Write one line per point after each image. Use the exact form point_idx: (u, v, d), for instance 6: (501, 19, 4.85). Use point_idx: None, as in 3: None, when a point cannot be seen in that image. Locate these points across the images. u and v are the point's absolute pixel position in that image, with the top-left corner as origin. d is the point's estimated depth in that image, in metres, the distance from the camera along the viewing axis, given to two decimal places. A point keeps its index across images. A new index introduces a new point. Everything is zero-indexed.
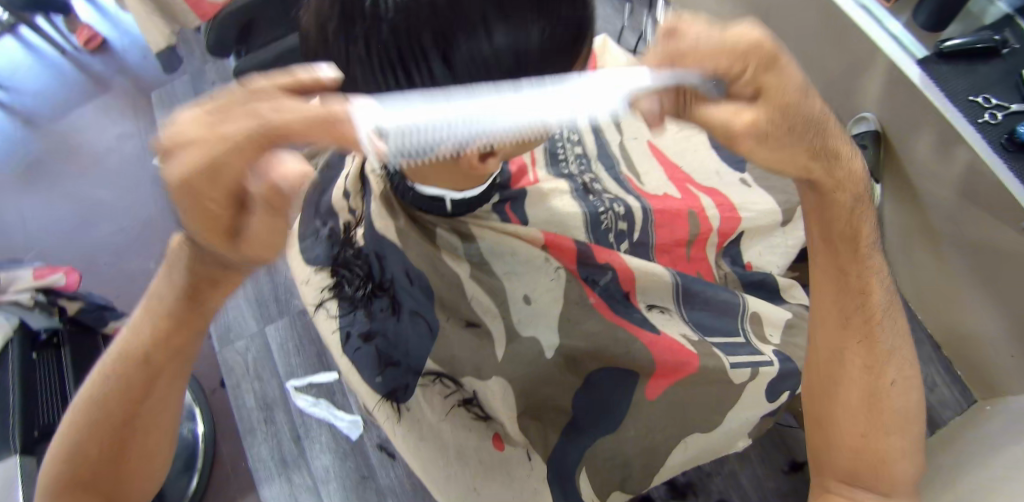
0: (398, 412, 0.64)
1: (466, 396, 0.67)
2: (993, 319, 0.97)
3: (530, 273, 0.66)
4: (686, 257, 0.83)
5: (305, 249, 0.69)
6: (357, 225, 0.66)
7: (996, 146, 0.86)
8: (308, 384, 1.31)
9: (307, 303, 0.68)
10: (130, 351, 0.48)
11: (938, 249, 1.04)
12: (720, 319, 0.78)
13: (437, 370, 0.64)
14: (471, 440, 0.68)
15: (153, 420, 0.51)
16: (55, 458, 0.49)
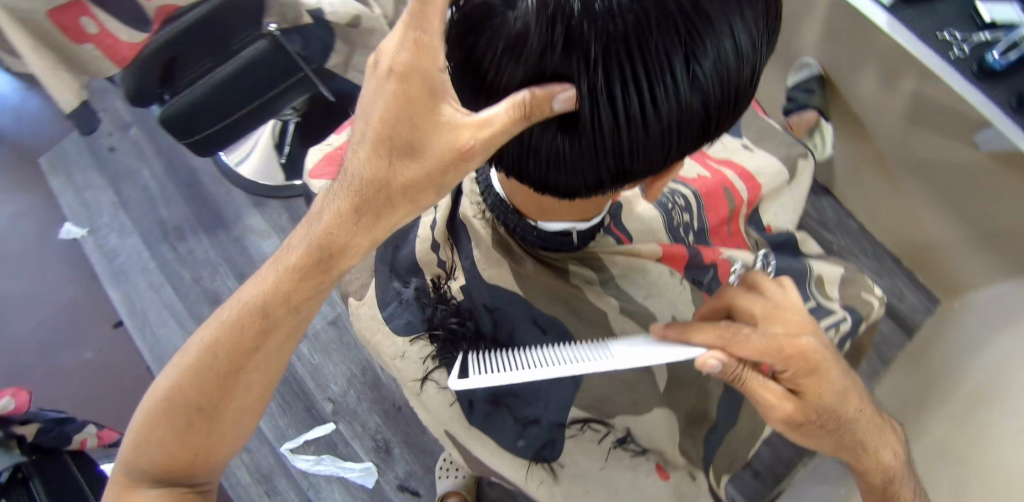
0: (553, 473, 0.58)
1: (619, 436, 0.59)
2: (947, 227, 1.06)
3: (664, 293, 0.66)
4: (728, 233, 0.80)
5: (385, 314, 0.59)
6: (451, 278, 0.58)
7: (970, 78, 0.74)
8: (304, 443, 1.14)
9: (407, 380, 0.58)
10: (253, 302, 0.46)
11: (887, 173, 1.12)
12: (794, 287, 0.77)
13: (585, 416, 0.57)
14: (634, 481, 0.60)
15: (247, 384, 0.48)
16: (156, 401, 0.48)
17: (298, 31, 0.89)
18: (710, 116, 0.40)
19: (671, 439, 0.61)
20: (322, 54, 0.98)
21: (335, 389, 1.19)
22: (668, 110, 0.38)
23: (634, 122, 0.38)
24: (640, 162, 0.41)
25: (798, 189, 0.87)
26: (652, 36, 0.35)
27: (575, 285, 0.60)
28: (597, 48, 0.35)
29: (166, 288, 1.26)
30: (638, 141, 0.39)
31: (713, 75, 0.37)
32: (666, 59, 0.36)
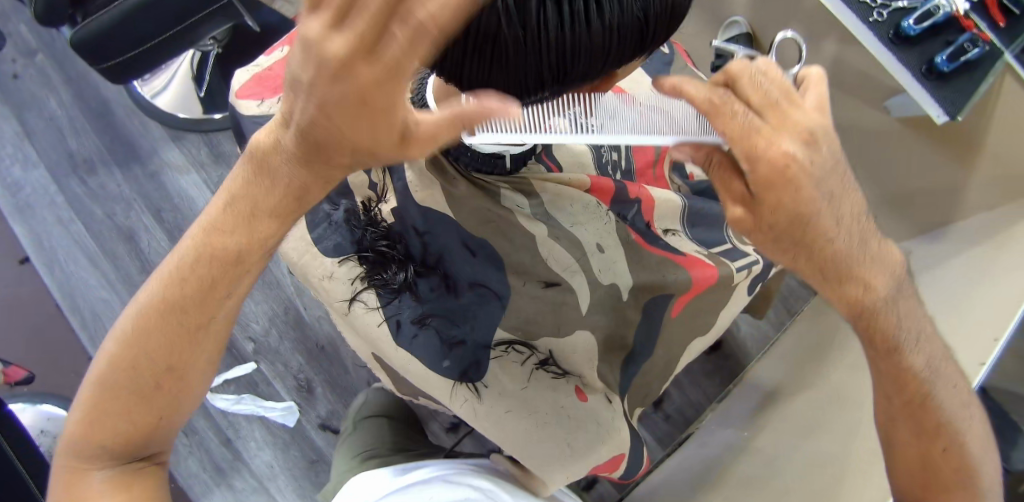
0: (478, 392, 0.60)
1: (541, 358, 0.63)
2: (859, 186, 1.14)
3: (590, 221, 0.66)
4: (653, 178, 0.78)
5: (313, 237, 0.59)
6: (382, 201, 0.60)
7: (884, 41, 0.79)
8: (224, 383, 1.11)
9: (336, 301, 0.58)
10: (202, 247, 0.48)
11: None
12: (713, 229, 0.78)
13: (510, 337, 0.61)
14: (557, 400, 0.63)
15: (209, 336, 0.51)
16: (105, 375, 0.49)
17: None
18: (649, 22, 0.42)
19: (591, 361, 0.64)
20: None
21: (256, 328, 1.15)
22: (611, 8, 0.39)
23: (578, 18, 0.39)
24: (582, 65, 0.42)
25: None
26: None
27: (506, 209, 0.61)
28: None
29: (76, 224, 1.17)
30: (582, 40, 0.40)
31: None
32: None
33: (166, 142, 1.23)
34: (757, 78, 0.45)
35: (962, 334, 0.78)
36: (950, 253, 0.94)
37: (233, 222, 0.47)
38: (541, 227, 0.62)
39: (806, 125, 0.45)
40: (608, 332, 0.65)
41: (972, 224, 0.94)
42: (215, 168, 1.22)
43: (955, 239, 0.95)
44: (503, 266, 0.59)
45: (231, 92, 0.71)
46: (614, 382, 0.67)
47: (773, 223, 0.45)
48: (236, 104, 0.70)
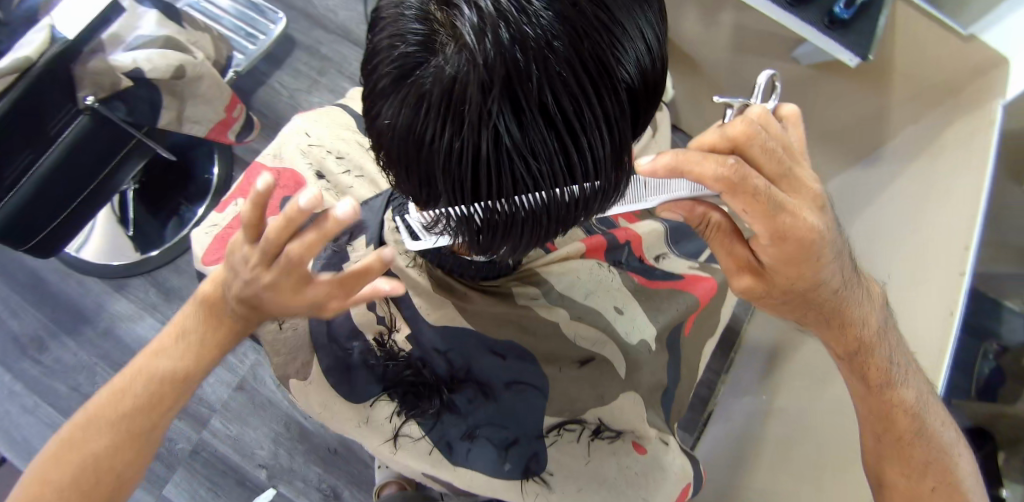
0: (546, 482, 0.66)
1: (594, 428, 0.68)
2: None
3: (598, 285, 0.73)
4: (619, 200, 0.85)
5: (335, 384, 0.65)
6: (394, 331, 0.67)
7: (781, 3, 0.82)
8: None
9: (381, 444, 0.67)
10: (165, 362, 0.55)
11: None
12: (690, 238, 0.89)
13: (558, 421, 0.67)
14: (619, 462, 0.67)
15: (144, 445, 0.55)
16: (46, 465, 0.53)
17: (120, 98, 0.80)
18: (641, 108, 0.45)
19: (641, 415, 0.69)
20: (155, 113, 0.88)
21: (263, 454, 1.10)
22: (612, 109, 0.42)
23: (587, 129, 0.42)
24: (595, 167, 0.45)
25: (660, 140, 0.96)
26: (583, 47, 0.40)
27: (523, 306, 0.67)
28: (538, 71, 0.39)
29: (43, 407, 1.10)
30: (592, 146, 0.43)
31: (640, 70, 0.43)
32: (602, 62, 0.41)
33: (110, 294, 1.17)
34: (769, 143, 0.44)
35: (925, 289, 0.80)
36: (889, 175, 1.04)
37: (185, 347, 0.56)
38: (561, 311, 0.69)
39: (817, 188, 0.47)
40: (647, 379, 0.71)
41: (901, 142, 1.02)
42: (170, 305, 1.17)
43: (890, 159, 1.05)
44: (538, 362, 0.67)
45: (195, 259, 0.76)
46: (663, 424, 0.72)
47: (792, 288, 0.52)
48: (204, 269, 0.76)
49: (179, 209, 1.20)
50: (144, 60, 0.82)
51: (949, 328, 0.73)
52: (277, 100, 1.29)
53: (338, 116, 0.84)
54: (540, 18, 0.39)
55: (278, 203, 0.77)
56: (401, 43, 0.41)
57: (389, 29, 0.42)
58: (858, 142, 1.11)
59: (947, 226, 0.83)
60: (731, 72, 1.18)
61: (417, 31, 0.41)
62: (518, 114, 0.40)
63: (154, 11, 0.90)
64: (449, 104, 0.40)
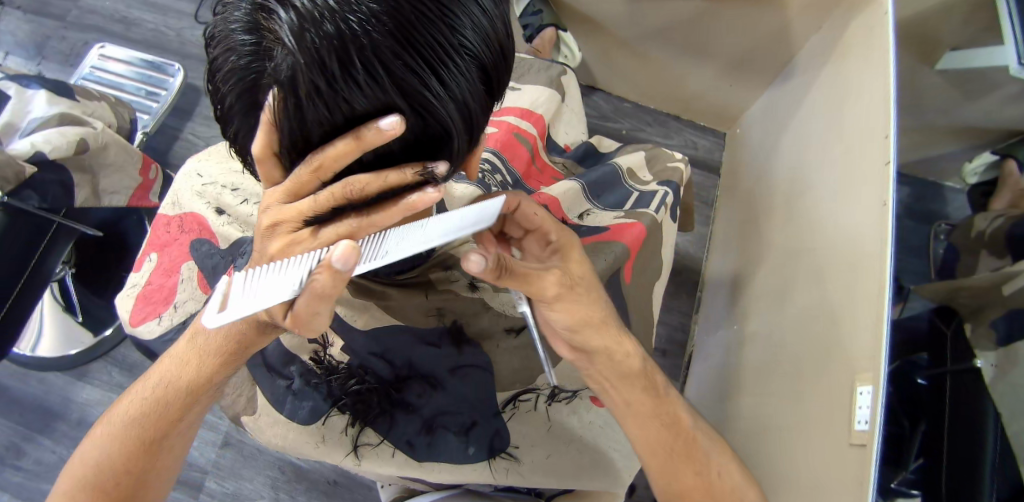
0: (512, 456, 0.67)
1: (548, 393, 0.70)
2: (703, 68, 1.28)
3: None
4: (538, 171, 0.88)
5: (285, 413, 0.66)
6: (328, 347, 0.67)
7: None
8: None
9: (339, 460, 0.66)
10: (167, 376, 0.60)
11: (635, 52, 1.32)
12: (614, 189, 0.85)
13: (512, 394, 0.69)
14: (583, 416, 0.70)
15: (157, 453, 0.61)
16: (74, 464, 0.60)
17: (28, 186, 0.78)
18: (491, 69, 0.44)
19: None
20: (68, 193, 0.85)
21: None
22: (456, 79, 0.41)
23: (433, 105, 0.41)
24: (455, 136, 0.45)
25: (573, 103, 0.97)
26: (408, 25, 0.38)
27: (444, 291, 0.69)
28: (366, 59, 0.38)
29: None
30: (445, 117, 0.42)
31: (477, 32, 0.41)
32: (433, 37, 0.39)
33: (73, 384, 1.14)
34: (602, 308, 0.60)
35: (862, 183, 0.82)
36: (808, 85, 1.08)
37: (181, 361, 0.59)
38: (483, 287, 0.71)
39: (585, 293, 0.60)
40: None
41: (808, 51, 1.09)
42: (135, 381, 1.15)
43: (806, 69, 1.09)
44: (474, 341, 0.68)
45: (123, 322, 0.76)
46: None
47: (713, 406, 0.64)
48: (137, 332, 0.76)
49: (122, 283, 1.17)
50: (43, 142, 0.82)
51: (885, 227, 0.73)
52: (195, 151, 1.26)
53: (229, 148, 0.82)
54: (352, 4, 0.37)
55: (188, 249, 0.76)
56: (235, 52, 0.41)
57: (223, 41, 0.42)
58: (768, 59, 1.18)
59: (866, 117, 0.86)
60: (632, 20, 1.22)
61: (245, 40, 0.40)
62: (360, 101, 0.40)
63: (42, 91, 0.89)
64: (288, 111, 0.40)
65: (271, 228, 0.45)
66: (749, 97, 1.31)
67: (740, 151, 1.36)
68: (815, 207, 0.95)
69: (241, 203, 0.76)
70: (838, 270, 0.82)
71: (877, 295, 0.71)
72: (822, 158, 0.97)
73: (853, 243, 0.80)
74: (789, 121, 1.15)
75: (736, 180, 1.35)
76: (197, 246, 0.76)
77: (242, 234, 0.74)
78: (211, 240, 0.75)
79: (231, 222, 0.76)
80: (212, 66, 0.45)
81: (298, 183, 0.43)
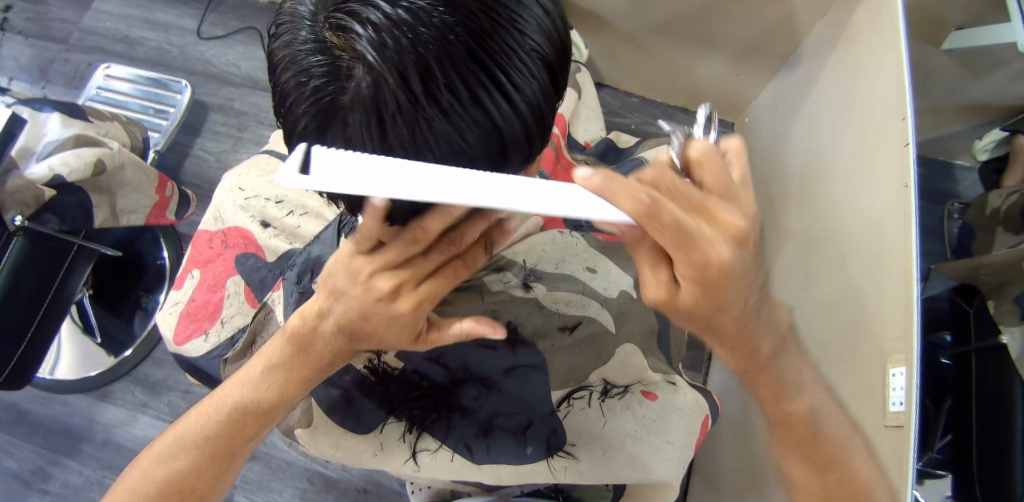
0: (570, 453, 0.67)
1: (601, 389, 0.70)
2: (708, 59, 1.29)
3: (563, 251, 0.78)
4: (563, 169, 0.90)
5: (339, 420, 0.66)
6: (382, 355, 0.68)
7: None
8: None
9: (397, 469, 0.66)
10: (240, 400, 0.59)
11: (640, 46, 1.32)
12: None
13: (566, 391, 0.69)
14: (637, 410, 0.69)
15: (222, 471, 0.61)
16: (134, 480, 0.59)
17: (48, 209, 0.79)
18: (559, 70, 0.43)
19: (644, 363, 0.72)
20: (87, 214, 0.85)
21: None
22: (530, 84, 0.40)
23: (509, 117, 0.40)
24: (524, 149, 0.44)
25: (588, 100, 0.97)
26: (478, 33, 0.38)
27: (500, 291, 0.72)
28: (446, 71, 0.38)
29: None
30: (519, 125, 0.41)
31: (548, 39, 0.41)
32: (504, 44, 0.39)
33: (97, 406, 1.14)
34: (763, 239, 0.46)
35: (880, 165, 0.82)
36: (815, 71, 1.09)
37: (257, 387, 0.58)
38: (536, 287, 0.74)
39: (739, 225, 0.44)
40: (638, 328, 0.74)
41: (815, 37, 1.09)
42: (159, 399, 1.15)
43: (815, 54, 1.09)
44: (528, 341, 0.70)
45: (166, 342, 0.75)
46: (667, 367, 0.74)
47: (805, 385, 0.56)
48: (182, 349, 0.75)
49: (141, 301, 1.17)
50: (60, 165, 0.81)
51: (908, 208, 0.73)
52: (207, 167, 1.26)
53: (264, 161, 0.84)
54: (429, 16, 0.37)
55: (233, 263, 0.76)
56: (306, 76, 0.41)
57: (292, 66, 0.42)
58: (775, 46, 1.19)
59: (879, 100, 0.86)
60: (636, 14, 1.22)
61: (317, 62, 0.40)
62: (438, 118, 0.39)
63: (55, 113, 0.88)
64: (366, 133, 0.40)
65: (382, 289, 0.49)
66: (756, 85, 1.31)
67: (750, 139, 1.37)
68: (831, 191, 0.96)
69: (286, 215, 0.78)
70: (860, 251, 0.83)
71: (904, 274, 0.71)
72: (835, 142, 0.98)
73: (874, 225, 0.81)
74: (798, 107, 1.15)
75: (748, 169, 1.35)
76: (242, 260, 0.76)
77: (291, 245, 0.77)
78: (257, 254, 0.76)
79: (278, 234, 0.78)
80: (279, 96, 0.44)
81: (406, 249, 0.47)
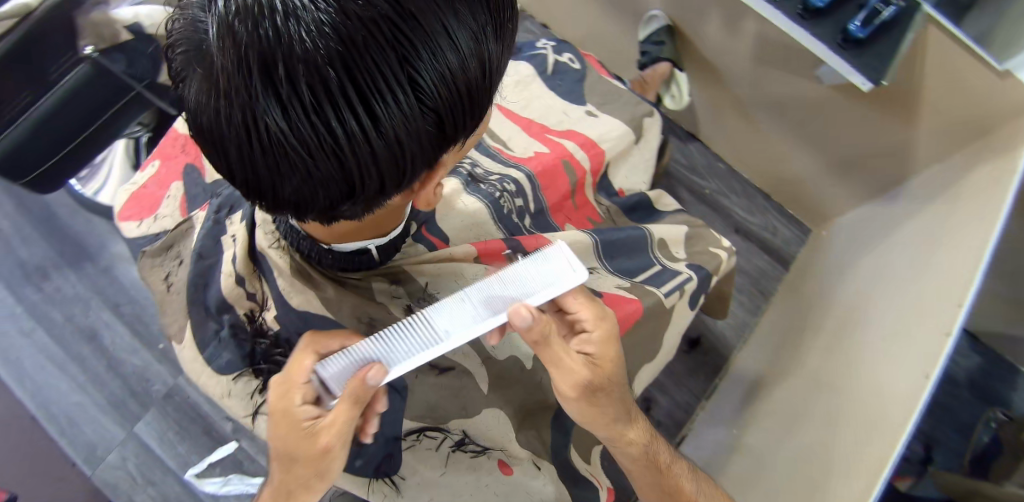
0: (395, 484, 0.68)
1: (456, 440, 0.68)
2: (801, 157, 1.20)
3: None
4: (573, 206, 0.86)
5: (205, 355, 0.66)
6: (263, 310, 0.64)
7: (793, 17, 0.85)
8: (209, 466, 1.10)
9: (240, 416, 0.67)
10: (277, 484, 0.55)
11: (743, 112, 1.23)
12: (633, 256, 0.81)
13: (419, 426, 0.66)
14: (482, 476, 0.70)
15: None
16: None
17: (120, 50, 0.85)
18: (442, 112, 0.39)
19: (511, 436, 0.70)
20: (156, 69, 0.90)
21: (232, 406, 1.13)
22: (390, 120, 0.36)
23: (356, 140, 0.36)
24: (379, 178, 0.40)
25: (644, 152, 0.95)
26: (348, 48, 0.34)
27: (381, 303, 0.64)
28: (293, 69, 0.34)
29: (39, 332, 1.16)
30: (368, 156, 0.37)
31: (434, 72, 0.37)
32: (373, 70, 0.35)
33: (111, 234, 1.23)
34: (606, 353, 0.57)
35: (912, 344, 0.73)
36: (907, 214, 0.99)
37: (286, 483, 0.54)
38: None
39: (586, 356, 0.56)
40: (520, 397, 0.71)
41: (920, 182, 0.99)
42: None
43: (912, 200, 0.99)
44: None
45: (114, 213, 0.84)
46: (543, 449, 0.72)
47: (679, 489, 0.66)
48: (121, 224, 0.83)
49: None
50: (146, 16, 0.86)
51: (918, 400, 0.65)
52: None
53: None
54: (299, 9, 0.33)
55: (181, 169, 0.80)
56: (182, 24, 0.37)
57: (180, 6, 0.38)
58: (878, 171, 1.07)
59: (943, 276, 0.77)
60: (754, 84, 1.13)
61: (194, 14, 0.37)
62: (275, 114, 0.35)
63: None
64: (206, 102, 0.36)
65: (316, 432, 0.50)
66: (846, 202, 1.19)
67: (819, 254, 1.25)
68: (859, 346, 0.87)
69: None
70: (853, 421, 0.75)
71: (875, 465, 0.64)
72: (885, 298, 0.89)
73: (878, 401, 0.72)
74: (876, 242, 1.05)
75: (802, 283, 1.24)
76: (190, 171, 0.79)
77: None
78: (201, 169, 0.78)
79: None
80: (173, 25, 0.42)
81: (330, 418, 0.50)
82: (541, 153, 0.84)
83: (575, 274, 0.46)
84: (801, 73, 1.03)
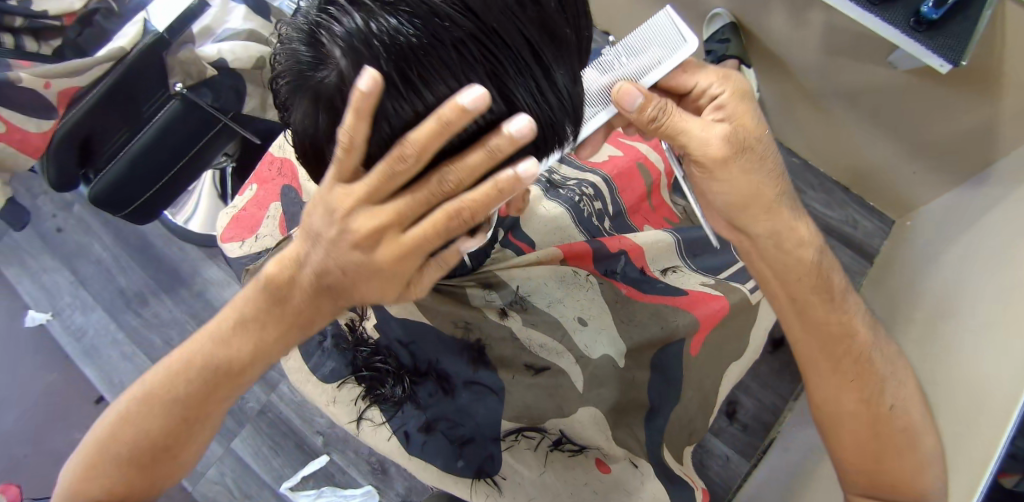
0: (497, 485, 0.68)
1: (553, 438, 0.70)
2: (877, 147, 1.13)
3: (572, 294, 0.75)
4: (649, 208, 0.89)
5: (309, 365, 0.70)
6: (364, 320, 0.71)
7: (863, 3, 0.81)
8: (302, 479, 1.15)
9: (344, 422, 0.69)
10: (199, 353, 0.55)
11: (810, 103, 1.18)
12: (715, 254, 0.87)
13: (517, 426, 0.69)
14: (581, 476, 0.69)
15: (206, 420, 0.57)
16: (115, 446, 0.55)
17: (206, 85, 0.91)
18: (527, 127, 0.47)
19: (607, 435, 0.70)
20: (238, 101, 0.98)
21: (321, 421, 1.18)
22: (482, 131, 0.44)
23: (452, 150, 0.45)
24: None
25: None
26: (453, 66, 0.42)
27: (477, 308, 0.71)
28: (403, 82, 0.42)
29: (140, 356, 1.25)
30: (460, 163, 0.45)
31: (522, 91, 0.45)
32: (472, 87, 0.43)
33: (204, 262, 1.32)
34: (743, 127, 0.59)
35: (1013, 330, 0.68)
36: (999, 196, 0.92)
37: (217, 343, 0.54)
38: (513, 317, 0.72)
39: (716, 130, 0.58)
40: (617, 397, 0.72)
41: (1013, 160, 0.92)
42: None
43: (1003, 181, 0.92)
44: (492, 365, 0.69)
45: (217, 235, 0.86)
46: (637, 446, 0.71)
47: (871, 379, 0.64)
48: (226, 248, 0.85)
49: None
50: (229, 51, 0.93)
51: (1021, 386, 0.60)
52: None
53: None
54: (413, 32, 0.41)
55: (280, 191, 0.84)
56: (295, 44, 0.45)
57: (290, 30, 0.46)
58: (961, 158, 1.01)
59: None
60: (823, 75, 1.09)
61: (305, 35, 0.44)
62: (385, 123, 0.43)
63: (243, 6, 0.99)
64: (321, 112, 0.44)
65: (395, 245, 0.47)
66: (930, 191, 1.12)
67: (903, 245, 1.18)
68: (957, 334, 0.81)
69: None
70: (953, 411, 0.70)
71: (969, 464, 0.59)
72: (979, 284, 0.83)
73: (975, 395, 0.68)
74: (964, 231, 0.98)
75: (888, 276, 1.17)
76: (287, 191, 0.83)
77: None
78: (299, 189, 0.82)
79: None
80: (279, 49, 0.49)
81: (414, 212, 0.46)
82: (614, 158, 0.86)
83: (687, 44, 0.55)
84: (872, 59, 0.99)
